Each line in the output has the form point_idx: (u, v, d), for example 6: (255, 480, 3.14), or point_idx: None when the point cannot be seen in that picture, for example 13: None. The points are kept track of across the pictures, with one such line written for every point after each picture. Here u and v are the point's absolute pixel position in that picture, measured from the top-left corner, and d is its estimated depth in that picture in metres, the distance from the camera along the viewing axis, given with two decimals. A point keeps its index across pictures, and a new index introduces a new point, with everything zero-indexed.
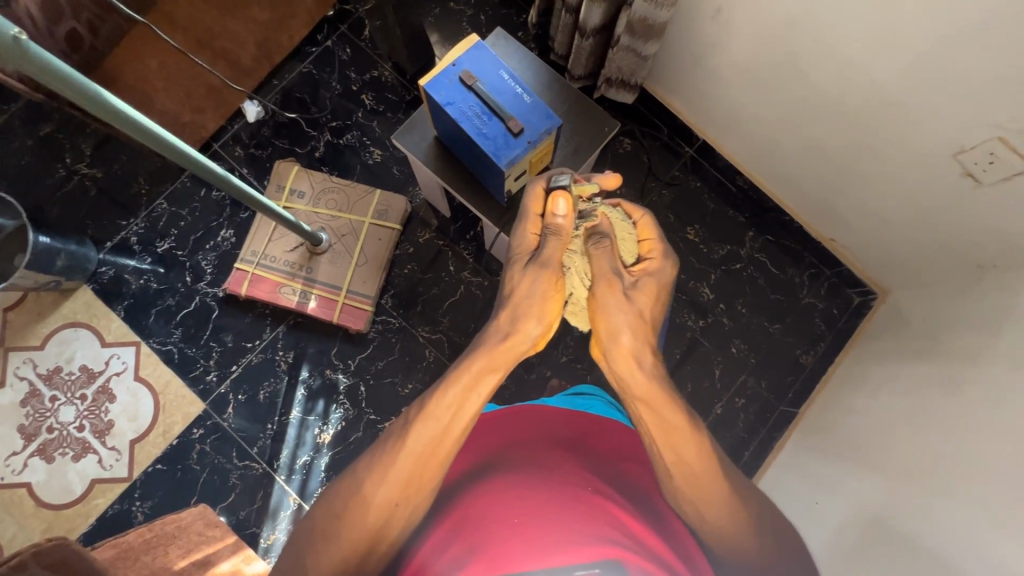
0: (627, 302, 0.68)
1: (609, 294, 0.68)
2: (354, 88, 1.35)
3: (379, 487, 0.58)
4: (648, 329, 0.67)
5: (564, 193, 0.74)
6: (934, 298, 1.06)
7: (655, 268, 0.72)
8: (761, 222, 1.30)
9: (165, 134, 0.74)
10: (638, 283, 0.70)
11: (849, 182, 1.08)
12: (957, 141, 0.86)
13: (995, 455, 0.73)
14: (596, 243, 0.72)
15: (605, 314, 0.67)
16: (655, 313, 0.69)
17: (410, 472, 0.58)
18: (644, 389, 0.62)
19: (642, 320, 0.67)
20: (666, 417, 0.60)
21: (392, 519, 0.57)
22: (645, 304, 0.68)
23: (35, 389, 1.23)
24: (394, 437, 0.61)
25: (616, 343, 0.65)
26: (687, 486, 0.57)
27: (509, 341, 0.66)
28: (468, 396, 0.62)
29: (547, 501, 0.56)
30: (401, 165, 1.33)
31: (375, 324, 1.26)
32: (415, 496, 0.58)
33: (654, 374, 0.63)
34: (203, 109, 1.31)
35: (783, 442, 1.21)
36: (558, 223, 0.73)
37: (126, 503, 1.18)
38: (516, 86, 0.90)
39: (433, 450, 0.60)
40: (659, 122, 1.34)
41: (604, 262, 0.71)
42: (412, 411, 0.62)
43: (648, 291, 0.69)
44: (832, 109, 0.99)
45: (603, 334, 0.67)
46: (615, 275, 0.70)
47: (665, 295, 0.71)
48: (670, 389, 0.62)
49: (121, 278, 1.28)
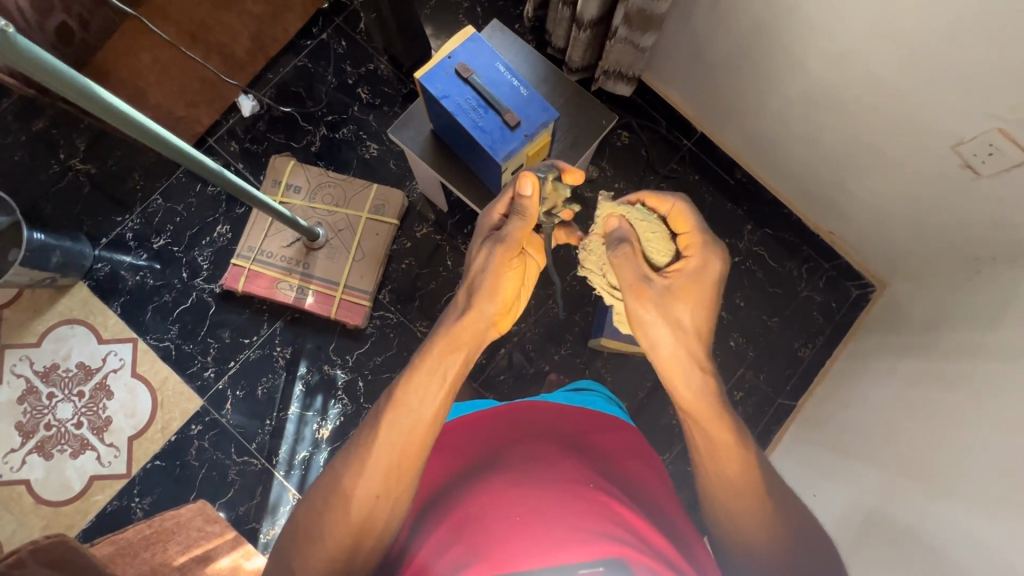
0: (659, 310, 0.68)
1: (641, 304, 0.69)
2: (350, 82, 1.34)
3: (359, 480, 0.61)
4: (693, 335, 0.67)
5: (533, 174, 0.70)
6: (933, 291, 1.05)
7: (694, 268, 0.70)
8: (759, 215, 1.30)
9: (152, 126, 0.72)
10: (671, 287, 0.69)
11: (848, 174, 1.08)
12: (956, 133, 0.85)
13: (994, 449, 0.73)
14: (617, 249, 0.71)
15: (641, 325, 0.69)
16: (700, 317, 0.68)
17: (389, 463, 0.61)
18: (691, 402, 0.65)
19: (682, 329, 0.67)
20: (710, 426, 0.63)
21: (376, 512, 0.59)
22: (683, 312, 0.68)
23: (32, 386, 1.23)
24: (369, 430, 0.64)
25: (658, 354, 0.68)
26: (724, 492, 0.60)
27: (466, 320, 0.69)
28: (434, 376, 0.66)
29: (549, 499, 0.55)
30: (398, 159, 1.32)
31: (373, 320, 1.26)
32: (398, 487, 0.60)
33: (700, 387, 0.65)
34: (197, 104, 1.30)
35: (781, 435, 1.22)
36: (524, 203, 0.71)
37: (124, 500, 1.18)
38: (512, 78, 0.89)
39: (404, 438, 0.62)
40: (656, 115, 1.34)
41: (625, 269, 0.70)
42: (383, 402, 0.65)
43: (684, 295, 0.68)
44: (831, 101, 0.98)
45: (646, 347, 0.70)
46: (645, 281, 0.69)
47: (710, 292, 0.69)
48: (719, 399, 0.64)
49: (117, 275, 1.28)
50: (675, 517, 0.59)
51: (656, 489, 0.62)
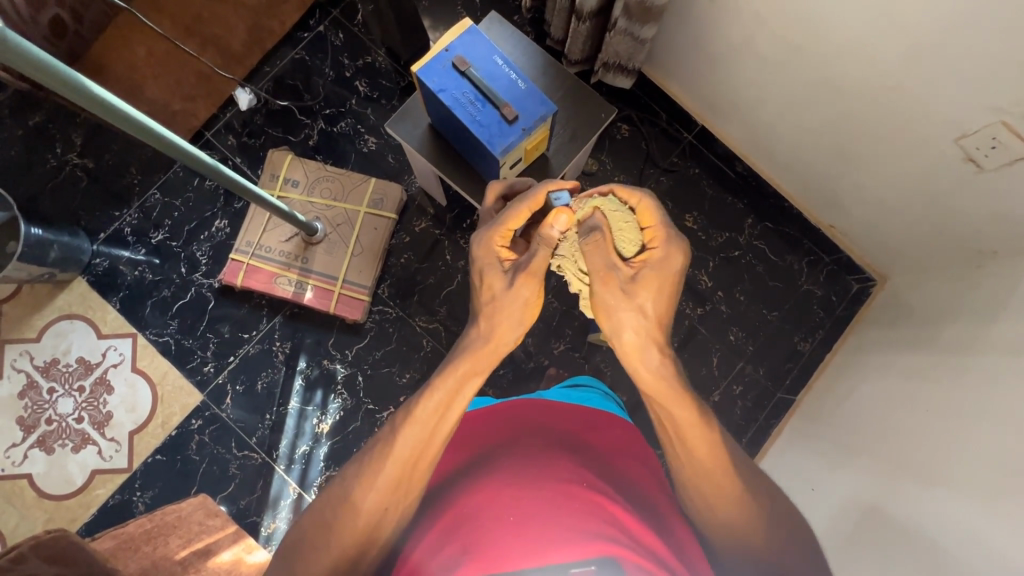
0: (625, 299, 0.64)
1: (607, 292, 0.65)
2: (347, 75, 1.33)
3: (368, 492, 0.59)
4: (655, 324, 0.64)
5: (567, 210, 0.66)
6: (935, 285, 1.05)
7: (662, 258, 0.66)
8: (760, 209, 1.29)
9: (148, 122, 0.72)
10: (638, 275, 0.65)
11: (850, 168, 1.07)
12: (959, 126, 0.84)
13: (995, 444, 0.73)
14: (589, 235, 0.66)
15: (607, 310, 0.66)
16: (662, 305, 0.65)
17: (396, 475, 0.59)
18: (654, 387, 0.62)
19: (643, 317, 0.64)
20: (674, 407, 0.62)
21: (379, 520, 0.59)
22: (647, 301, 0.64)
23: (33, 381, 1.23)
24: (377, 440, 0.62)
25: (621, 342, 0.65)
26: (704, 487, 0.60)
27: (487, 343, 0.65)
28: (454, 398, 0.62)
29: (543, 499, 0.55)
30: (396, 153, 1.31)
31: (372, 315, 1.25)
32: (405, 498, 0.59)
33: (661, 369, 0.63)
34: (194, 98, 1.29)
35: (780, 429, 1.22)
36: (550, 235, 0.65)
37: (126, 494, 1.19)
38: (510, 71, 0.88)
39: (419, 455, 0.60)
40: (657, 108, 1.33)
41: (594, 257, 0.66)
42: (398, 418, 0.62)
43: (651, 283, 0.65)
44: (835, 94, 0.97)
45: (607, 332, 0.66)
46: (614, 268, 0.65)
47: (674, 284, 0.66)
48: (681, 383, 0.63)
49: (116, 270, 1.28)
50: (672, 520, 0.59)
51: (650, 486, 0.62)
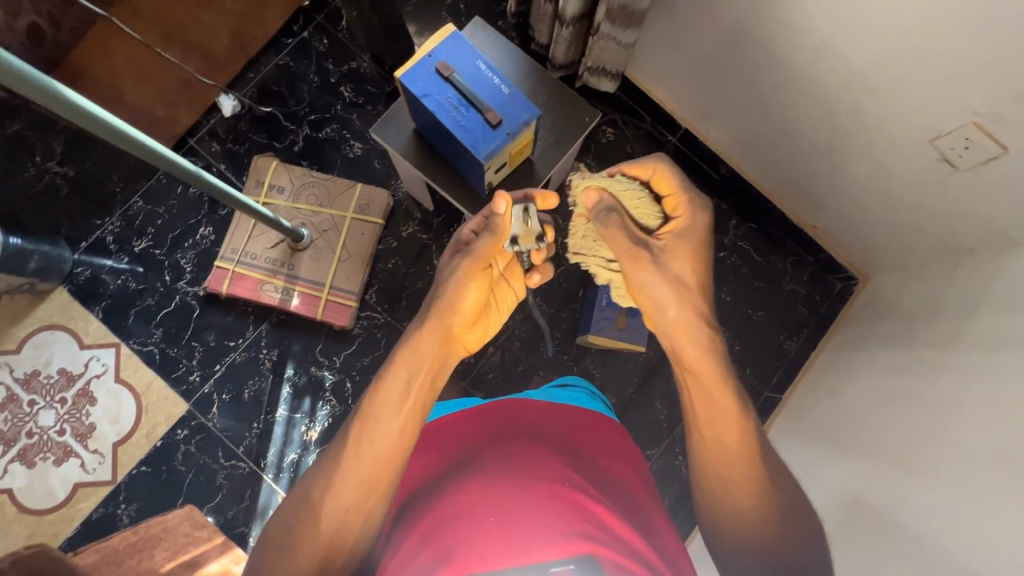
0: (662, 271, 0.72)
1: (642, 267, 0.72)
2: (332, 81, 1.33)
3: (331, 494, 0.60)
4: (694, 291, 0.70)
5: (506, 193, 0.72)
6: (914, 283, 1.07)
7: (684, 225, 0.74)
8: (744, 210, 1.31)
9: (134, 133, 0.72)
10: (668, 249, 0.73)
11: (830, 169, 1.09)
12: (933, 127, 0.86)
13: (978, 439, 0.74)
14: (608, 218, 0.75)
15: (646, 286, 0.73)
16: (696, 272, 0.72)
17: (362, 474, 0.61)
18: (696, 360, 0.67)
19: (683, 285, 0.71)
20: (709, 388, 0.66)
21: (349, 518, 0.59)
22: (681, 269, 0.72)
23: (13, 393, 1.21)
24: (340, 443, 0.64)
25: (666, 315, 0.71)
26: (722, 466, 0.62)
27: (428, 334, 0.72)
28: (399, 386, 0.67)
29: (522, 500, 0.54)
30: (382, 158, 1.31)
31: (361, 320, 1.25)
32: (368, 500, 0.59)
33: (706, 346, 0.68)
34: (177, 104, 1.27)
35: (767, 429, 1.23)
36: (497, 222, 0.73)
37: (110, 506, 1.17)
38: (494, 76, 0.89)
39: (375, 446, 0.62)
40: (641, 112, 1.34)
41: (620, 236, 0.74)
42: (352, 417, 0.66)
43: (681, 253, 0.72)
44: (813, 96, 0.99)
45: (651, 308, 0.73)
46: (642, 244, 0.73)
47: (700, 248, 0.73)
48: (720, 363, 0.67)
49: (98, 279, 1.26)
50: (656, 521, 0.59)
51: (635, 488, 0.62)
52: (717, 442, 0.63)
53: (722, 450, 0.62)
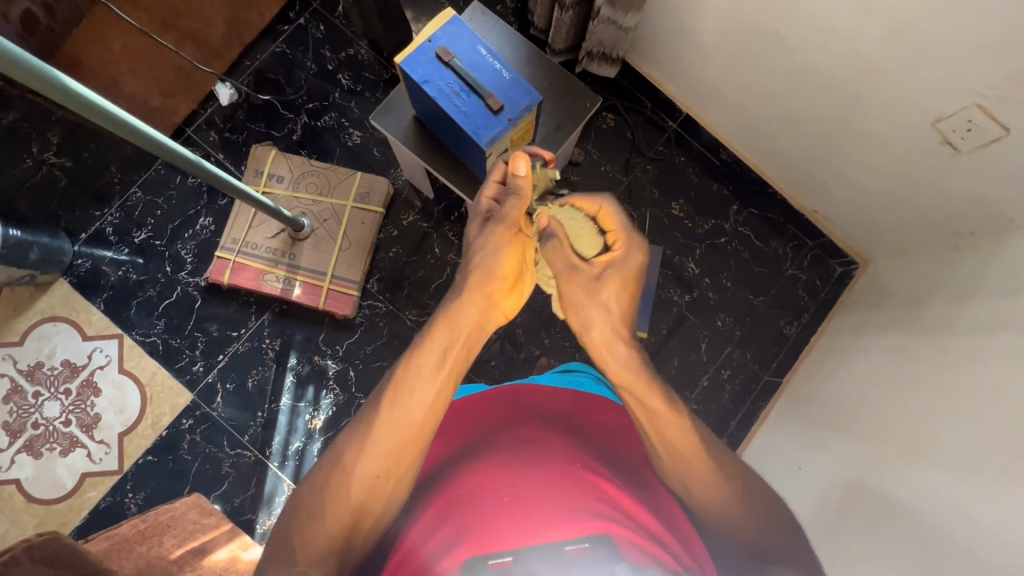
0: (592, 297, 0.69)
1: (575, 291, 0.69)
2: (330, 68, 1.31)
3: (361, 461, 0.59)
4: (620, 321, 0.68)
5: (524, 154, 0.74)
6: (914, 266, 1.07)
7: (621, 258, 0.71)
8: (745, 195, 1.31)
9: (128, 118, 0.70)
10: (602, 277, 0.69)
11: (832, 153, 1.08)
12: (936, 109, 0.86)
13: (977, 420, 0.75)
14: (548, 242, 0.71)
15: (576, 308, 0.69)
16: (626, 302, 0.69)
17: (393, 440, 0.60)
18: (622, 378, 0.63)
19: (610, 313, 0.68)
20: (644, 402, 0.61)
21: (374, 493, 0.58)
22: (612, 298, 0.69)
23: (17, 385, 1.21)
24: (370, 410, 0.62)
25: (589, 336, 0.68)
26: (672, 462, 0.58)
27: (465, 301, 0.69)
28: (434, 352, 0.65)
29: (537, 481, 0.56)
30: (381, 146, 1.30)
31: (362, 309, 1.25)
32: (399, 467, 0.59)
33: (631, 362, 0.64)
34: (173, 93, 1.24)
35: (767, 412, 1.24)
36: (519, 182, 0.73)
37: (118, 495, 1.18)
38: (494, 61, 0.88)
39: (409, 414, 0.61)
40: (642, 97, 1.33)
41: (557, 259, 0.71)
42: (384, 384, 0.64)
43: (612, 283, 0.69)
44: (814, 80, 0.98)
45: (578, 329, 0.69)
46: (577, 270, 0.70)
47: (633, 282, 0.70)
48: (650, 375, 0.63)
49: (99, 270, 1.26)
50: (668, 497, 0.58)
51: (645, 464, 0.62)
52: (664, 438, 0.59)
53: (673, 452, 0.58)
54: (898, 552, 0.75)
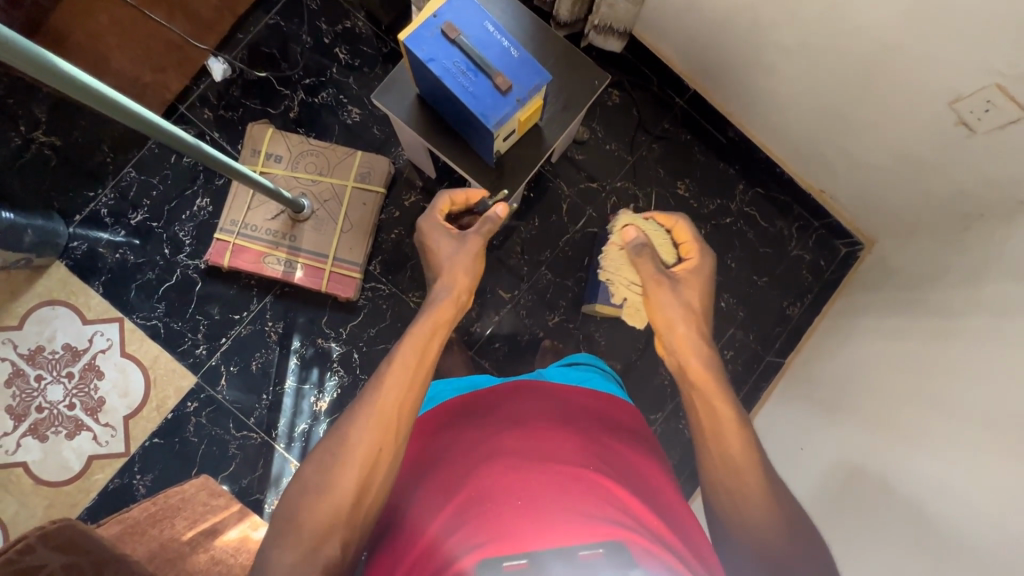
0: (676, 295, 0.73)
1: (661, 293, 0.73)
2: (326, 42, 1.27)
3: (361, 435, 0.60)
4: (701, 318, 0.71)
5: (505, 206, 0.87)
6: (920, 248, 1.06)
7: (698, 263, 0.77)
8: (752, 174, 1.30)
9: (125, 102, 0.68)
10: (683, 280, 0.75)
11: (843, 132, 1.06)
12: (954, 89, 0.83)
13: (982, 405, 0.75)
14: (638, 248, 0.78)
15: (661, 307, 0.72)
16: (705, 304, 0.74)
17: (391, 414, 0.61)
18: (699, 376, 0.66)
19: (692, 310, 0.72)
20: (713, 402, 0.64)
21: (371, 470, 0.59)
22: (694, 297, 0.73)
23: (19, 369, 1.20)
24: (369, 386, 0.63)
25: (675, 335, 0.70)
26: (726, 474, 0.60)
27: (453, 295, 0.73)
28: (429, 337, 0.68)
29: (552, 485, 0.56)
30: (382, 124, 1.27)
31: (365, 292, 1.24)
32: (395, 442, 0.61)
33: (710, 362, 0.67)
34: (164, 69, 1.22)
35: (769, 392, 1.26)
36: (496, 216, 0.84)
37: (126, 477, 1.19)
38: (502, 39, 0.85)
39: (407, 391, 0.63)
40: (648, 72, 1.30)
41: (646, 263, 0.76)
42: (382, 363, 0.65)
43: (693, 284, 0.74)
44: (829, 57, 0.95)
45: (661, 328, 0.72)
46: (659, 272, 0.75)
47: (709, 287, 0.76)
48: (723, 379, 0.66)
49: (96, 252, 1.23)
50: (679, 511, 0.60)
51: (652, 475, 0.63)
52: (723, 449, 0.61)
53: (729, 466, 0.60)
54: (901, 536, 0.76)
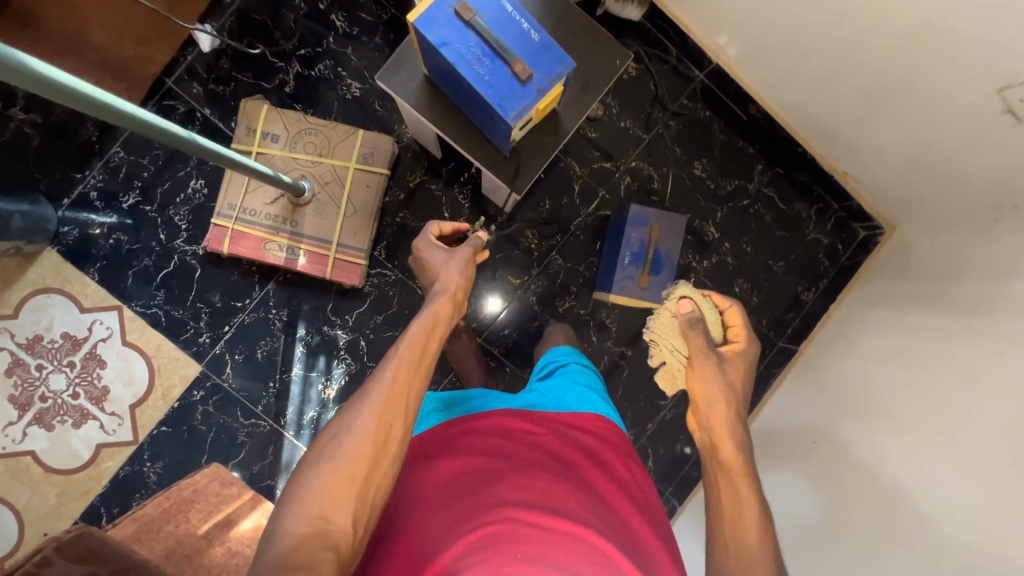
0: (720, 375, 0.71)
1: (705, 372, 0.72)
2: (321, 7, 1.18)
3: (366, 413, 0.57)
4: (739, 406, 0.69)
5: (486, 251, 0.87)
6: (944, 236, 1.02)
7: (747, 348, 0.76)
8: (772, 154, 1.24)
9: (118, 103, 0.61)
10: (730, 362, 0.73)
11: (874, 113, 1.00)
12: (1005, 75, 0.77)
13: (1004, 408, 0.74)
14: (692, 322, 0.77)
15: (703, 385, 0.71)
16: (745, 393, 0.72)
17: (400, 394, 0.59)
18: (732, 456, 0.65)
19: (734, 395, 0.70)
20: (738, 483, 0.63)
21: (377, 454, 0.55)
22: (738, 383, 0.71)
23: (18, 358, 1.17)
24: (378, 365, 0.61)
25: (711, 412, 0.68)
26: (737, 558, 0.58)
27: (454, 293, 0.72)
28: (434, 327, 0.66)
29: (554, 542, 0.53)
30: (383, 99, 1.19)
31: (371, 278, 1.20)
32: (400, 429, 0.58)
33: (742, 445, 0.66)
34: (148, 40, 1.10)
35: (781, 378, 1.25)
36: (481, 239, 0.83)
37: (136, 465, 1.18)
38: (521, 21, 0.78)
39: (415, 376, 0.61)
40: (666, 42, 1.22)
41: (698, 339, 0.75)
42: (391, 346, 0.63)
43: (738, 371, 0.73)
44: (867, 33, 0.88)
45: (699, 404, 0.70)
46: (708, 351, 0.74)
47: (751, 374, 0.74)
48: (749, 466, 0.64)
49: (88, 237, 1.18)
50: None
51: (647, 535, 0.60)
52: (736, 532, 0.60)
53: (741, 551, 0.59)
54: (915, 539, 0.76)
